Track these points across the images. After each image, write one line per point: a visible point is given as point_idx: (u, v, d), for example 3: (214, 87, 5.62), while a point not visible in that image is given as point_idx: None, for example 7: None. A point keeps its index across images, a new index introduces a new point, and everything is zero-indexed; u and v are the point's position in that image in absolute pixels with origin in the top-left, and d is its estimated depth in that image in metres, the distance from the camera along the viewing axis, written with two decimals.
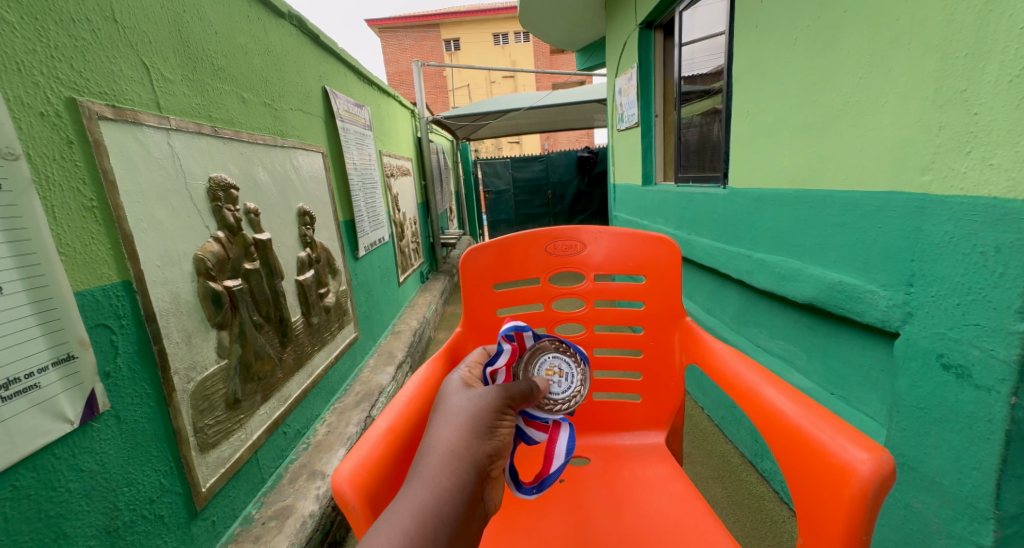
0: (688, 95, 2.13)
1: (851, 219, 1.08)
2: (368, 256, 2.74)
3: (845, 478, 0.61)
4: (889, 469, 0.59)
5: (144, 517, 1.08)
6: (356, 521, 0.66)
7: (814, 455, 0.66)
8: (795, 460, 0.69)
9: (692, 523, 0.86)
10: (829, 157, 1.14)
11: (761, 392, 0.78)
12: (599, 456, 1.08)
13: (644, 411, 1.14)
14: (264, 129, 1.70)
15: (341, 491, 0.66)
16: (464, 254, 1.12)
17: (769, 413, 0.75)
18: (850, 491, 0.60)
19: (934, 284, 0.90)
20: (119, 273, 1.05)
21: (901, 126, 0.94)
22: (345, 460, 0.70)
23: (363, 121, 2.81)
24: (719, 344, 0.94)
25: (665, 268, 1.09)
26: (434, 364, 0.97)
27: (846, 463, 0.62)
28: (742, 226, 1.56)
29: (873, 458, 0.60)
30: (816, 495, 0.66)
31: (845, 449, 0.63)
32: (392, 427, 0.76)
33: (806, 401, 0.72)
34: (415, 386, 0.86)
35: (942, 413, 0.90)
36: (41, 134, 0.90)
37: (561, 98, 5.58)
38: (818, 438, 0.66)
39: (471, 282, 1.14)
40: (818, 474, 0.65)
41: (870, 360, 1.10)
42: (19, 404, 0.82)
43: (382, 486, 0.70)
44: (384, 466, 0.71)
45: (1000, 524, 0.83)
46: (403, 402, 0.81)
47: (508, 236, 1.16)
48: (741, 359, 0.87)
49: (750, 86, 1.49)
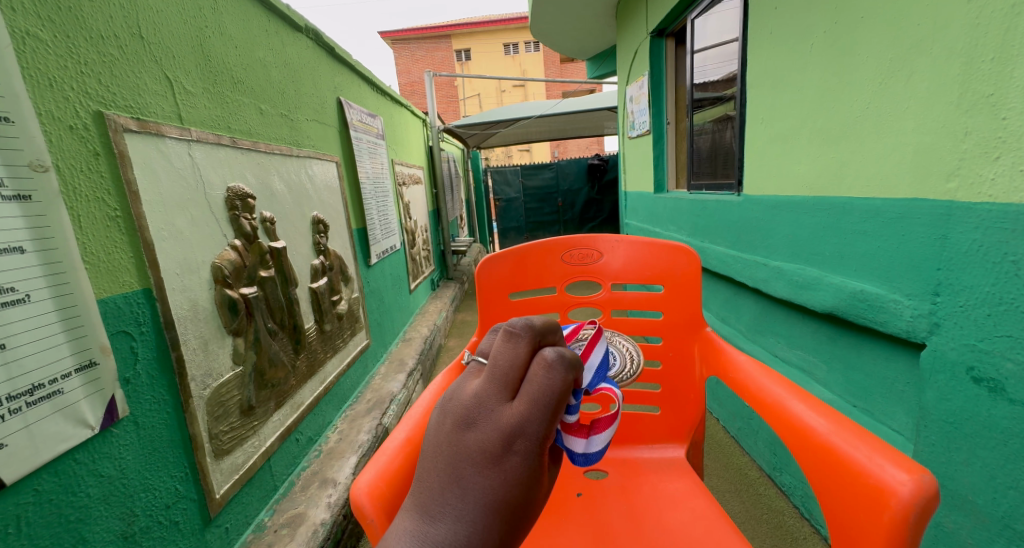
0: (700, 102, 2.13)
1: (872, 227, 1.07)
2: (380, 264, 2.76)
3: (884, 499, 0.59)
4: (931, 492, 0.57)
5: (159, 523, 1.09)
6: (374, 534, 0.65)
7: (850, 474, 0.64)
8: (829, 478, 0.68)
9: (713, 540, 0.84)
10: (849, 164, 1.13)
11: (789, 406, 0.76)
12: (616, 469, 1.06)
13: (662, 423, 1.13)
14: (281, 140, 1.73)
15: (359, 503, 0.65)
16: (481, 263, 1.12)
17: (798, 428, 0.73)
18: (890, 513, 0.58)
19: (962, 293, 0.88)
20: (139, 281, 1.06)
21: (923, 131, 0.92)
22: (362, 471, 0.70)
23: (376, 131, 2.85)
24: (741, 355, 0.93)
25: (683, 277, 1.08)
26: (450, 375, 0.97)
27: (884, 484, 0.60)
28: (758, 234, 1.55)
29: (913, 479, 0.58)
30: (852, 517, 0.64)
31: (883, 469, 0.61)
32: (409, 438, 0.76)
33: (835, 417, 0.71)
34: (430, 398, 0.86)
35: (973, 428, 0.88)
36: (70, 147, 0.92)
37: (571, 106, 5.60)
38: (854, 457, 0.64)
39: (485, 292, 1.14)
40: (853, 495, 0.64)
41: (894, 372, 1.08)
42: (43, 409, 0.84)
43: (399, 498, 0.70)
44: (401, 478, 0.71)
45: None
46: (419, 414, 0.82)
47: (524, 245, 1.16)
48: (764, 372, 0.85)
49: (765, 92, 1.48)
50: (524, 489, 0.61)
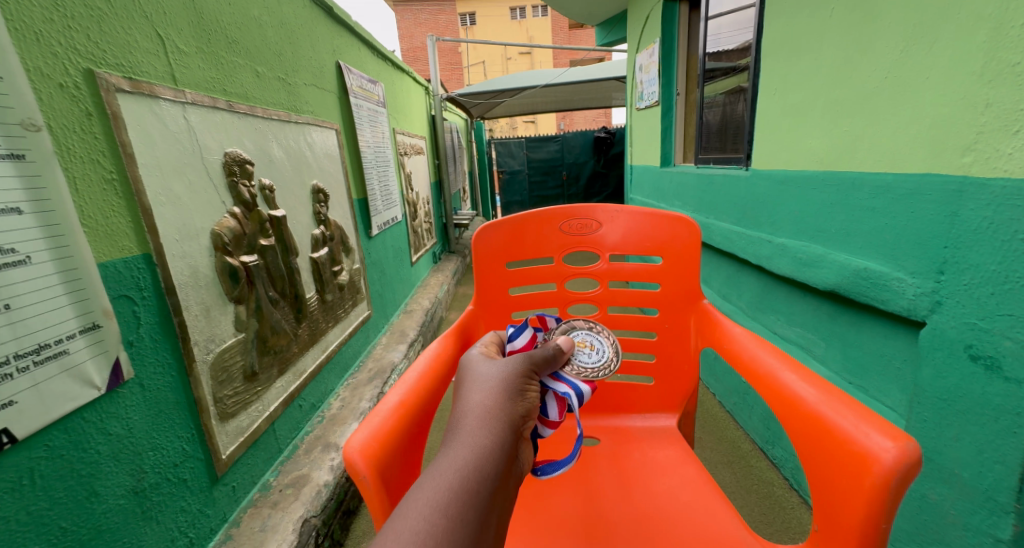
0: (712, 72, 2.07)
1: (882, 203, 1.04)
2: (382, 235, 2.75)
3: (866, 466, 0.60)
4: (915, 458, 0.58)
5: (168, 480, 1.12)
6: (366, 492, 0.66)
7: (835, 440, 0.65)
8: (813, 447, 0.68)
9: (703, 507, 0.86)
10: (861, 138, 1.10)
11: (779, 377, 0.76)
12: (609, 438, 1.08)
13: (656, 394, 1.13)
14: (278, 105, 1.69)
15: (352, 462, 0.66)
16: (475, 234, 1.11)
17: (787, 398, 0.74)
18: (871, 479, 0.59)
19: (966, 272, 0.87)
20: (139, 246, 1.06)
21: (943, 103, 0.89)
22: (355, 431, 0.70)
23: (377, 97, 2.79)
24: (736, 328, 0.93)
25: (684, 250, 1.07)
26: (445, 342, 0.97)
27: (868, 450, 0.60)
28: (764, 210, 1.52)
29: (898, 447, 0.58)
30: (833, 482, 0.65)
31: (868, 437, 0.61)
32: (403, 401, 0.76)
33: (826, 386, 0.71)
34: (425, 363, 0.87)
35: (965, 405, 0.88)
36: (61, 106, 0.90)
37: (578, 75, 5.46)
38: (839, 425, 0.65)
39: (481, 259, 1.13)
40: (837, 462, 0.64)
41: (892, 349, 1.07)
42: (50, 369, 0.85)
43: (393, 459, 0.70)
44: (394, 439, 0.71)
45: (1020, 518, 0.81)
46: (414, 379, 0.81)
47: (521, 214, 1.14)
48: (758, 343, 0.85)
49: (779, 61, 1.42)
50: (477, 371, 0.73)
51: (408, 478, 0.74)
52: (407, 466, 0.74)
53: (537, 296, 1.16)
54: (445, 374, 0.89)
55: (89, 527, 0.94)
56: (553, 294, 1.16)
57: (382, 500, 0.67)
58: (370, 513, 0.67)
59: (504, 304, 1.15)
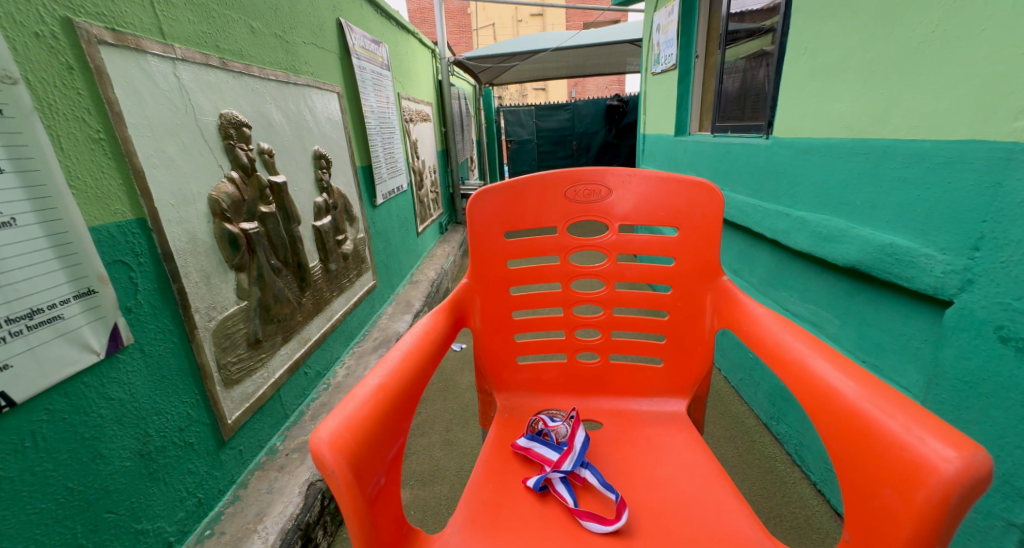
0: (735, 33, 1.95)
1: (915, 173, 0.97)
2: (387, 204, 2.70)
3: (920, 476, 0.54)
4: (982, 471, 0.51)
5: (174, 444, 1.12)
6: (336, 488, 0.59)
7: (878, 441, 0.60)
8: (852, 447, 0.63)
9: (713, 500, 0.83)
10: (896, 103, 1.02)
11: (810, 365, 0.72)
12: (612, 422, 1.06)
13: (663, 372, 1.10)
14: (276, 65, 1.63)
15: (319, 454, 0.59)
16: (470, 200, 1.07)
17: (821, 389, 0.68)
18: (927, 491, 0.53)
19: (1005, 248, 0.81)
20: (132, 210, 1.03)
21: (998, 60, 0.81)
22: (326, 419, 0.64)
23: (381, 60, 2.69)
24: (760, 308, 0.89)
25: (703, 218, 1.02)
26: (437, 318, 0.93)
27: (922, 458, 0.54)
28: (784, 181, 1.45)
29: (962, 457, 0.52)
30: (872, 485, 0.60)
31: (923, 443, 0.55)
32: (383, 384, 0.71)
33: (867, 379, 0.65)
34: (412, 341, 0.83)
35: (990, 387, 0.84)
36: (39, 57, 0.85)
37: (589, 38, 5.25)
38: (887, 426, 0.59)
39: (479, 229, 1.09)
40: (881, 465, 0.59)
41: (912, 328, 1.02)
42: (45, 333, 0.84)
43: (370, 448, 0.64)
44: (372, 426, 0.65)
45: None
46: (395, 360, 0.76)
47: (522, 179, 1.09)
48: (785, 326, 0.81)
49: (809, 18, 1.32)
50: None
51: (389, 471, 0.67)
52: (388, 456, 0.67)
53: (539, 270, 1.11)
54: (435, 352, 0.85)
55: (96, 487, 0.94)
56: (556, 267, 1.12)
57: (353, 498, 0.60)
58: (342, 513, 0.60)
59: (505, 278, 1.10)
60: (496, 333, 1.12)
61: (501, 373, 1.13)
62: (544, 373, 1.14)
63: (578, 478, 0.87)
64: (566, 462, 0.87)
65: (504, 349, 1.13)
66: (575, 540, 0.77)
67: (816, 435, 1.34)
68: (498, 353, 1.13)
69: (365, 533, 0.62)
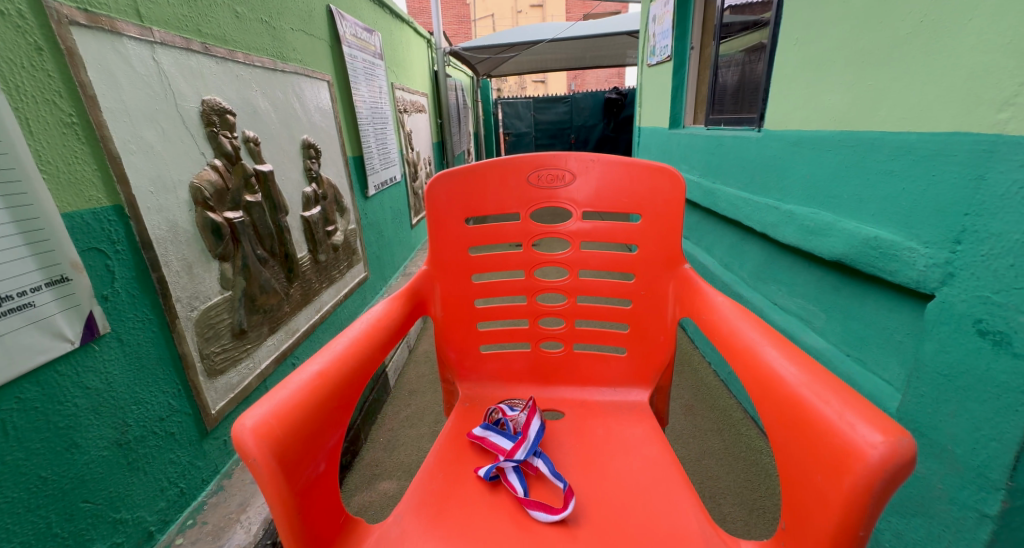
0: (731, 25, 1.92)
1: (901, 166, 0.95)
2: (379, 196, 2.68)
3: (848, 462, 0.54)
4: (906, 457, 0.51)
5: (154, 434, 1.11)
6: (257, 476, 0.58)
7: (810, 425, 0.60)
8: (790, 436, 0.62)
9: (662, 490, 0.82)
10: (886, 94, 0.99)
11: (760, 352, 0.71)
12: (573, 412, 1.04)
13: (625, 361, 1.09)
14: (263, 51, 1.60)
15: (241, 441, 0.58)
16: (428, 186, 1.06)
17: (766, 377, 0.68)
18: (854, 479, 0.53)
19: (986, 242, 0.78)
20: (108, 197, 1.01)
21: (985, 50, 0.78)
22: (255, 406, 0.63)
23: (374, 48, 2.66)
24: (719, 296, 0.88)
25: (665, 206, 1.00)
26: (393, 304, 0.93)
27: (852, 444, 0.54)
28: (774, 174, 1.43)
29: (888, 443, 0.52)
30: (804, 470, 0.60)
31: (853, 429, 0.55)
32: (323, 371, 0.70)
33: (811, 367, 0.65)
34: (363, 328, 0.82)
35: (967, 382, 0.81)
36: (4, 37, 0.83)
37: (586, 30, 5.21)
38: (822, 413, 0.59)
39: (442, 214, 1.08)
40: (815, 452, 0.59)
41: (896, 322, 1.00)
42: (15, 321, 0.82)
43: (298, 437, 0.63)
44: (303, 414, 0.64)
45: (1011, 495, 0.74)
46: (341, 348, 0.75)
47: (481, 164, 1.07)
48: (741, 315, 0.80)
49: (802, 7, 1.29)
50: None
51: (321, 463, 0.66)
52: (319, 446, 0.66)
53: (502, 256, 1.10)
54: (385, 340, 0.84)
55: (71, 476, 0.92)
56: (519, 254, 1.10)
57: (278, 485, 0.59)
58: (268, 501, 0.59)
59: (468, 265, 1.09)
60: (458, 322, 1.11)
61: (463, 361, 1.13)
62: (509, 361, 1.13)
63: (531, 466, 0.87)
64: (519, 452, 0.86)
65: (467, 337, 1.12)
66: (524, 530, 0.76)
67: None
68: (460, 339, 1.12)
69: (293, 524, 0.61)
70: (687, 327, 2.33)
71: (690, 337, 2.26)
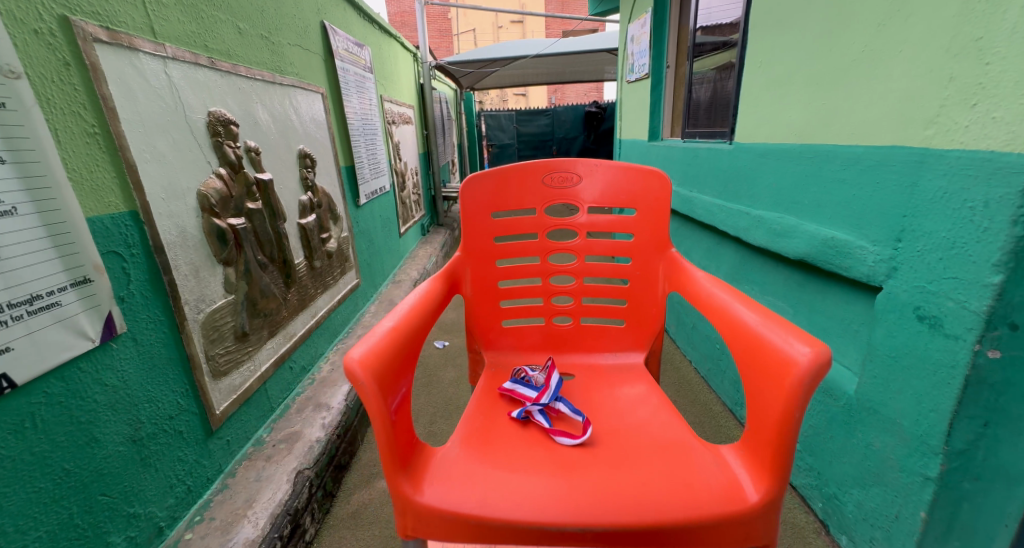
0: (704, 46, 2.07)
1: (852, 175, 1.08)
2: (370, 205, 2.74)
3: (788, 370, 0.69)
4: (825, 361, 0.67)
5: (165, 431, 1.15)
6: (367, 397, 0.69)
7: (761, 353, 0.75)
8: (748, 359, 0.77)
9: (662, 424, 0.92)
10: (836, 112, 1.12)
11: (732, 310, 0.83)
12: (583, 374, 1.13)
13: (624, 333, 1.18)
14: (262, 65, 1.67)
15: (353, 370, 0.69)
16: (464, 184, 1.15)
17: (733, 324, 0.82)
18: (792, 380, 0.68)
19: (921, 239, 0.90)
20: (125, 203, 1.06)
21: (912, 77, 0.91)
22: (355, 347, 0.74)
23: (364, 62, 2.74)
24: (698, 272, 0.99)
25: (655, 203, 1.11)
26: (436, 282, 1.02)
27: (790, 358, 0.69)
28: (745, 183, 1.56)
29: (813, 352, 0.68)
30: (757, 389, 0.75)
31: (791, 346, 0.70)
32: (398, 325, 0.81)
33: (767, 313, 0.79)
34: (418, 298, 0.93)
35: (910, 361, 0.92)
36: (37, 53, 0.89)
37: (566, 47, 5.39)
38: (770, 340, 0.74)
39: (470, 206, 1.16)
40: (763, 367, 0.74)
41: (852, 313, 1.12)
42: (44, 319, 0.86)
43: (390, 370, 0.74)
44: (392, 354, 0.75)
45: (947, 458, 0.85)
46: (407, 309, 0.87)
47: (503, 166, 1.16)
48: (715, 282, 0.93)
49: (764, 33, 1.42)
50: None
51: (404, 397, 0.77)
52: (404, 382, 0.77)
53: (520, 245, 1.18)
54: (435, 308, 0.95)
55: (91, 469, 0.96)
56: (535, 243, 1.19)
57: (382, 405, 0.70)
58: (375, 421, 0.70)
59: (485, 258, 1.17)
60: (484, 299, 1.18)
61: (488, 332, 1.20)
62: (525, 335, 1.21)
63: (553, 409, 0.97)
64: (543, 397, 0.96)
65: (491, 313, 1.19)
66: (549, 449, 0.86)
67: None
68: (485, 316, 1.19)
69: (390, 442, 0.72)
70: (668, 328, 2.44)
71: (672, 338, 2.38)
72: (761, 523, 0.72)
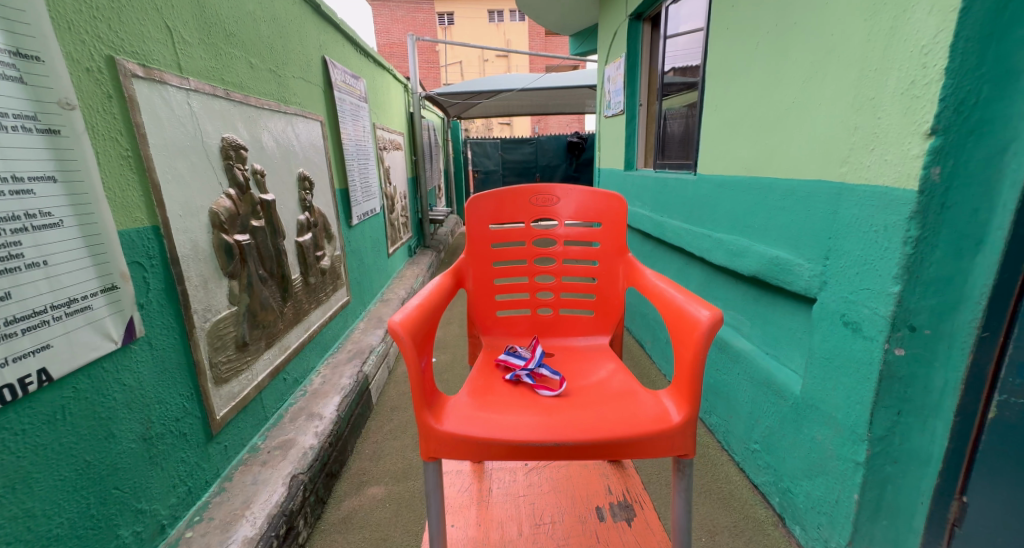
0: (672, 87, 2.29)
1: (789, 203, 1.25)
2: (361, 226, 2.85)
3: (694, 328, 0.86)
4: (715, 319, 0.84)
5: (171, 432, 1.23)
6: (406, 351, 0.83)
7: (680, 320, 0.91)
8: (672, 325, 0.93)
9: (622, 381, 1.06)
10: (775, 150, 1.31)
11: (665, 293, 1.00)
12: (560, 351, 1.26)
13: (594, 326, 1.32)
14: (269, 96, 1.81)
15: (397, 331, 0.83)
16: (469, 201, 1.28)
17: (664, 300, 0.99)
18: (698, 333, 0.84)
19: (842, 257, 1.07)
20: (149, 219, 1.17)
21: (829, 125, 1.10)
22: (396, 314, 0.88)
23: (359, 93, 2.90)
24: (647, 270, 1.14)
25: (616, 217, 1.27)
26: (448, 277, 1.16)
27: (696, 321, 0.86)
28: (706, 210, 1.74)
29: (710, 314, 0.85)
30: (676, 347, 0.91)
31: (696, 310, 0.87)
32: (425, 301, 0.96)
33: (683, 290, 0.96)
34: (438, 285, 1.07)
35: (840, 360, 1.08)
36: (87, 87, 1.01)
37: (550, 82, 5.68)
38: (686, 310, 0.90)
39: (473, 218, 1.29)
40: (679, 328, 0.90)
41: (796, 322, 1.28)
42: (77, 320, 0.96)
43: (421, 334, 0.88)
44: (423, 323, 0.89)
45: (871, 443, 1.01)
46: (431, 291, 1.01)
47: (502, 188, 1.31)
48: (657, 277, 1.08)
49: (718, 81, 1.63)
50: None
51: (429, 359, 0.91)
52: (429, 346, 0.92)
53: (513, 253, 1.32)
54: (449, 294, 1.09)
55: (107, 463, 1.04)
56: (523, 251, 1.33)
57: (416, 360, 0.84)
58: (410, 373, 0.84)
59: (478, 266, 1.30)
60: (483, 293, 1.31)
61: (486, 319, 1.32)
62: (514, 324, 1.34)
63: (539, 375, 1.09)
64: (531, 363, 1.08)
65: (488, 306, 1.31)
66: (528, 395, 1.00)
67: (738, 421, 1.54)
68: (483, 307, 1.31)
69: (422, 392, 0.86)
70: (644, 345, 2.58)
71: (647, 353, 2.51)
72: (682, 440, 0.86)
